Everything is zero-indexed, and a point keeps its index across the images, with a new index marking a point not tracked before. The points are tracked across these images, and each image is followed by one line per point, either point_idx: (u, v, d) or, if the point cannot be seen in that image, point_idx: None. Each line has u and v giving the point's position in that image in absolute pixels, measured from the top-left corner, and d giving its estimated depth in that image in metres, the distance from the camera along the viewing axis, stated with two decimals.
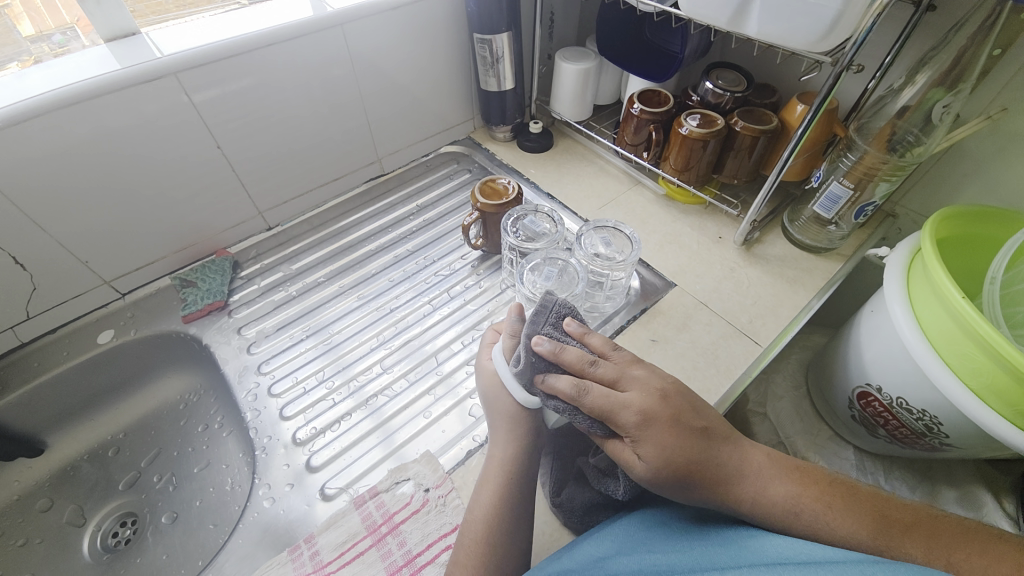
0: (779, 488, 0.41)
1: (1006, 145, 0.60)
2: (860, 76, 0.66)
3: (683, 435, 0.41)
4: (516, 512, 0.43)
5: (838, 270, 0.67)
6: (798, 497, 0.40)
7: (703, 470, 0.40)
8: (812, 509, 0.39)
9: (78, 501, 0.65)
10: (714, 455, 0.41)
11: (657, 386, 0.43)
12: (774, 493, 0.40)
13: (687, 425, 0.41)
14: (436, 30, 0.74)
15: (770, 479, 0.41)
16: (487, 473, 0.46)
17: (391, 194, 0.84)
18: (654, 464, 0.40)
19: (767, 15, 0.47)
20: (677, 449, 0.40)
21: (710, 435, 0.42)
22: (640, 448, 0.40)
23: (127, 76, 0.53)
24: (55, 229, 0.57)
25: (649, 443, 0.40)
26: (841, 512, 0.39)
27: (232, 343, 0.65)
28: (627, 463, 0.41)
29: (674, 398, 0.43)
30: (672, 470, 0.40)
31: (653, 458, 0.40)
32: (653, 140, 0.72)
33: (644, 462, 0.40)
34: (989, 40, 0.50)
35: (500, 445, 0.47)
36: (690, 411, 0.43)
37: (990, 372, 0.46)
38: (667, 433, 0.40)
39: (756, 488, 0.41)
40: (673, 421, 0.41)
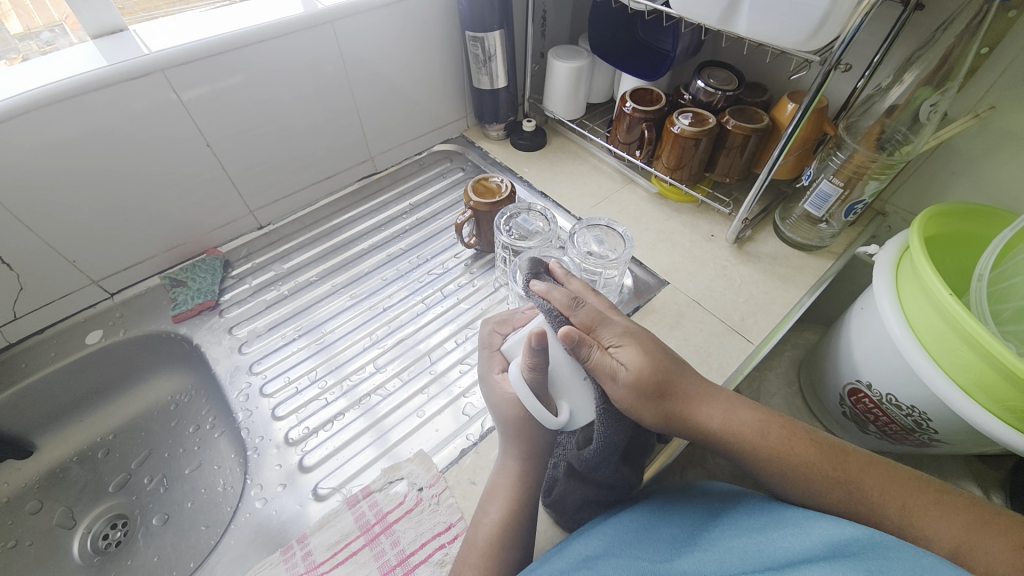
0: (746, 414, 0.43)
1: (993, 143, 0.61)
2: (850, 76, 0.67)
3: (661, 352, 0.44)
4: (528, 515, 0.43)
5: (829, 268, 0.67)
6: (761, 422, 0.43)
7: (677, 383, 0.43)
8: (775, 435, 0.42)
9: (68, 503, 0.64)
10: (685, 375, 0.44)
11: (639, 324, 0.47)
12: (739, 416, 0.43)
13: (665, 349, 0.45)
14: (428, 27, 0.74)
15: (737, 405, 0.44)
16: (497, 484, 0.45)
17: (384, 193, 0.84)
18: (636, 369, 0.41)
19: (758, 14, 0.47)
20: (656, 361, 0.42)
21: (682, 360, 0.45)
22: (624, 355, 0.42)
23: (113, 73, 0.52)
24: (42, 228, 0.56)
25: (630, 350, 0.42)
26: (801, 442, 0.42)
27: (223, 343, 0.64)
28: (610, 369, 0.41)
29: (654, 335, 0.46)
30: (651, 378, 0.41)
31: (634, 365, 0.41)
32: (646, 138, 0.72)
33: (625, 367, 0.41)
34: (976, 38, 0.51)
35: (512, 457, 0.46)
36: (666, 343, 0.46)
37: (979, 370, 0.47)
38: (648, 347, 0.43)
39: (724, 409, 0.43)
40: (653, 341, 0.44)
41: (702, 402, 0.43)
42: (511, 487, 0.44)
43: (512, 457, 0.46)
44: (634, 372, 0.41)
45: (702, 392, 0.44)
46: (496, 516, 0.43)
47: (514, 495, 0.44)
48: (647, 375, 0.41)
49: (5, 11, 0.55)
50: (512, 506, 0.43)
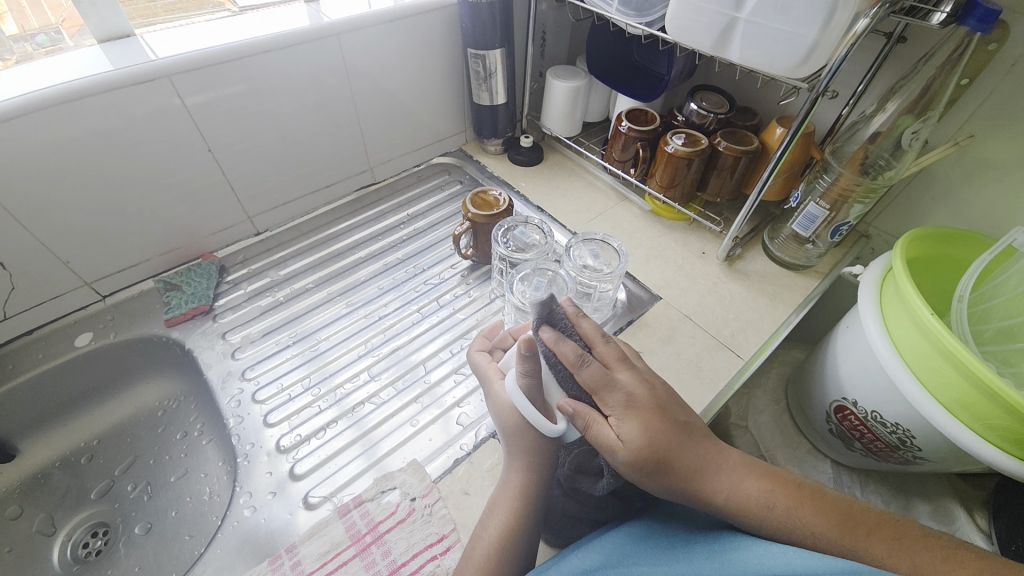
0: (753, 485, 0.41)
1: (971, 171, 0.64)
2: (835, 103, 0.70)
3: (669, 425, 0.41)
4: (529, 535, 0.43)
5: (816, 287, 0.69)
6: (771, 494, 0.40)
7: (685, 461, 0.40)
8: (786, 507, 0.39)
9: (48, 510, 0.62)
10: (694, 451, 0.41)
11: (648, 376, 0.45)
12: (748, 489, 0.41)
13: (671, 414, 0.42)
14: (431, 43, 0.76)
15: (743, 475, 0.42)
16: (499, 498, 0.44)
17: (382, 203, 0.84)
18: (640, 450, 0.40)
19: (749, 42, 0.50)
20: (661, 438, 0.40)
21: (692, 428, 0.43)
22: (624, 430, 0.40)
23: (119, 77, 0.53)
24: (38, 228, 0.56)
25: (632, 426, 0.40)
26: (810, 510, 0.39)
27: (216, 348, 0.64)
28: (609, 446, 0.40)
29: (662, 392, 0.43)
30: (654, 456, 0.40)
31: (631, 442, 0.40)
32: (640, 157, 0.74)
33: (627, 446, 0.40)
34: (956, 70, 0.54)
35: (517, 473, 0.45)
36: (677, 404, 0.43)
37: (960, 388, 0.48)
38: (652, 420, 0.41)
39: (731, 483, 0.41)
40: (660, 410, 0.41)
41: (709, 479, 0.41)
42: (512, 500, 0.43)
43: (516, 471, 0.46)
44: (630, 456, 0.40)
45: (709, 468, 0.41)
46: (495, 530, 0.42)
47: (515, 511, 0.43)
48: (648, 459, 0.40)
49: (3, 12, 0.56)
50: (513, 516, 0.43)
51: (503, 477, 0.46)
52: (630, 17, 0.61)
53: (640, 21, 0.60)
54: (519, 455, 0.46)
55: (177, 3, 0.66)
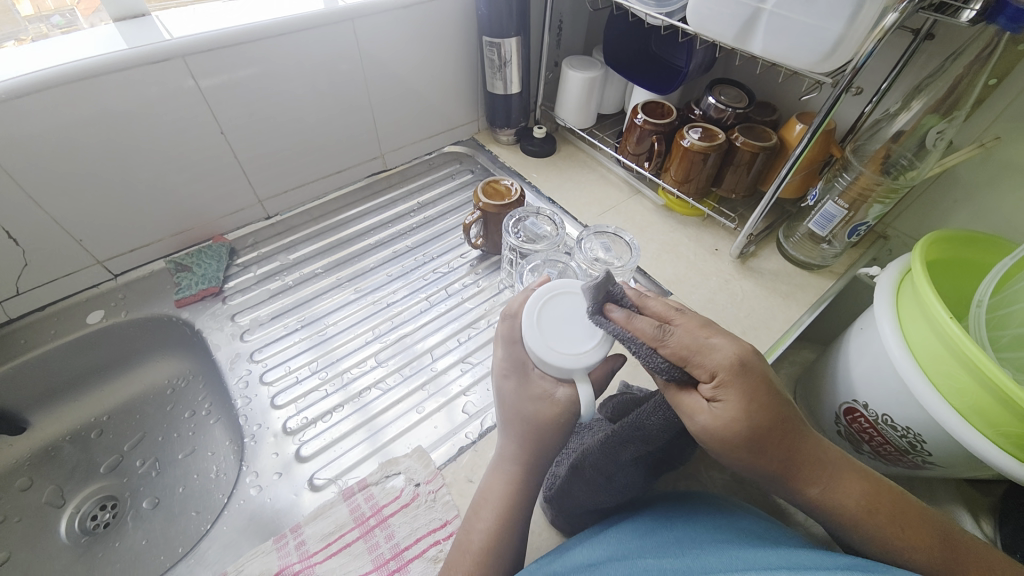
0: (853, 487, 0.41)
1: (995, 173, 0.63)
2: (858, 100, 0.68)
3: (773, 397, 0.37)
4: (519, 525, 0.42)
5: (830, 288, 0.68)
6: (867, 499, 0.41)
7: (786, 442, 0.38)
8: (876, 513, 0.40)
9: (58, 482, 0.63)
10: (800, 436, 0.39)
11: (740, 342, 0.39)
12: (848, 491, 0.41)
13: (777, 391, 0.38)
14: (447, 29, 0.75)
15: (848, 478, 0.41)
16: (491, 489, 0.44)
17: (393, 190, 0.84)
18: (740, 420, 0.35)
19: (773, 33, 0.48)
20: (765, 410, 0.36)
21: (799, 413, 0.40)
22: (722, 403, 0.36)
23: (135, 56, 0.53)
24: (52, 203, 0.56)
25: (737, 393, 0.36)
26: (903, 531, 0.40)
27: (225, 329, 0.64)
28: (693, 411, 0.36)
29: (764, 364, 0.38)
30: (758, 432, 0.36)
31: (728, 413, 0.36)
32: (655, 150, 0.73)
33: (726, 413, 0.36)
34: (985, 70, 0.52)
35: (509, 461, 0.45)
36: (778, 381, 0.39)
37: (975, 394, 0.47)
38: (757, 387, 0.36)
39: (831, 482, 0.40)
40: (764, 378, 0.37)
41: (813, 471, 0.40)
42: (504, 492, 0.43)
43: (509, 461, 0.45)
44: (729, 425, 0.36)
45: (819, 463, 0.39)
46: (488, 524, 0.41)
47: (502, 505, 0.42)
48: (746, 427, 0.36)
49: None
50: (503, 510, 0.42)
51: (496, 465, 0.45)
52: (650, 7, 0.59)
53: (660, 11, 0.59)
54: (516, 448, 0.45)
55: None
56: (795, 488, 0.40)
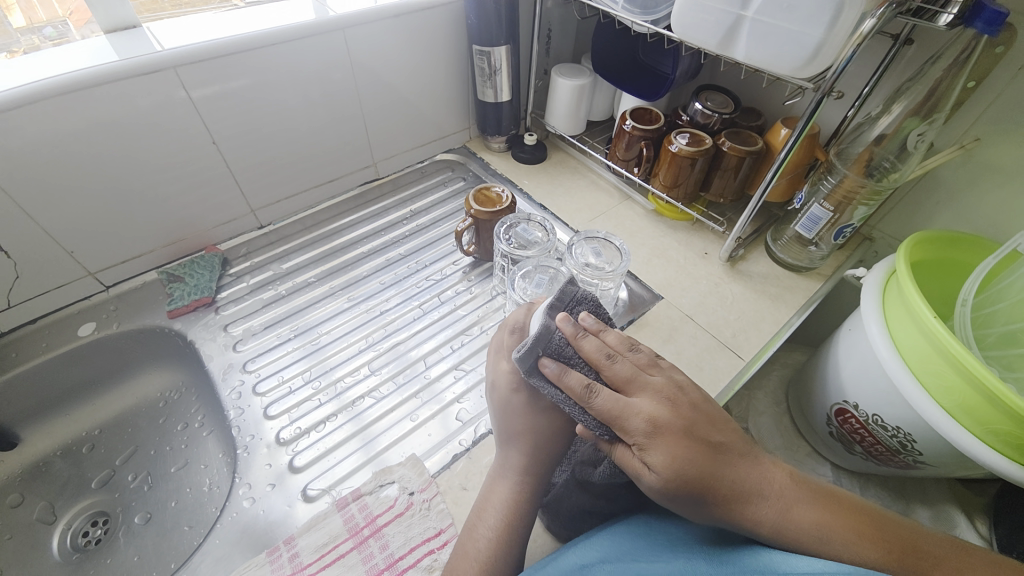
0: (805, 513, 0.37)
1: (977, 174, 0.64)
2: (840, 104, 0.69)
3: (697, 445, 0.37)
4: (520, 533, 0.43)
5: (818, 289, 0.69)
6: (827, 523, 0.37)
7: (720, 483, 0.36)
8: (841, 537, 0.36)
9: (49, 498, 0.62)
10: (729, 464, 0.38)
11: (668, 392, 0.39)
12: (800, 517, 0.37)
13: (701, 438, 0.37)
14: (437, 38, 0.76)
15: (794, 501, 0.38)
16: (490, 495, 0.45)
17: (385, 199, 0.84)
18: (665, 477, 0.36)
19: (756, 40, 0.49)
20: (691, 462, 0.36)
21: (725, 444, 0.38)
22: (648, 460, 0.36)
23: (126, 68, 0.53)
24: (42, 215, 0.56)
25: (658, 451, 0.36)
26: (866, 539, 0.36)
27: (217, 340, 0.64)
28: (635, 472, 0.37)
29: (689, 407, 0.39)
30: (686, 483, 0.36)
31: (661, 469, 0.36)
32: (644, 156, 0.74)
33: (653, 471, 0.36)
34: (963, 73, 0.53)
35: (509, 471, 0.45)
36: (706, 423, 0.39)
37: (962, 392, 0.48)
38: (677, 442, 0.36)
39: (778, 511, 0.37)
40: (685, 431, 0.37)
41: (754, 496, 0.37)
42: (506, 500, 0.44)
43: (511, 470, 0.45)
44: (664, 477, 0.36)
45: (753, 487, 0.37)
46: (489, 531, 0.42)
47: (506, 512, 0.43)
48: (681, 475, 0.36)
49: (9, 4, 0.56)
50: (507, 517, 0.43)
51: (496, 474, 0.46)
52: (635, 15, 0.60)
53: (646, 19, 0.60)
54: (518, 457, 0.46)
55: None
56: (746, 516, 0.37)
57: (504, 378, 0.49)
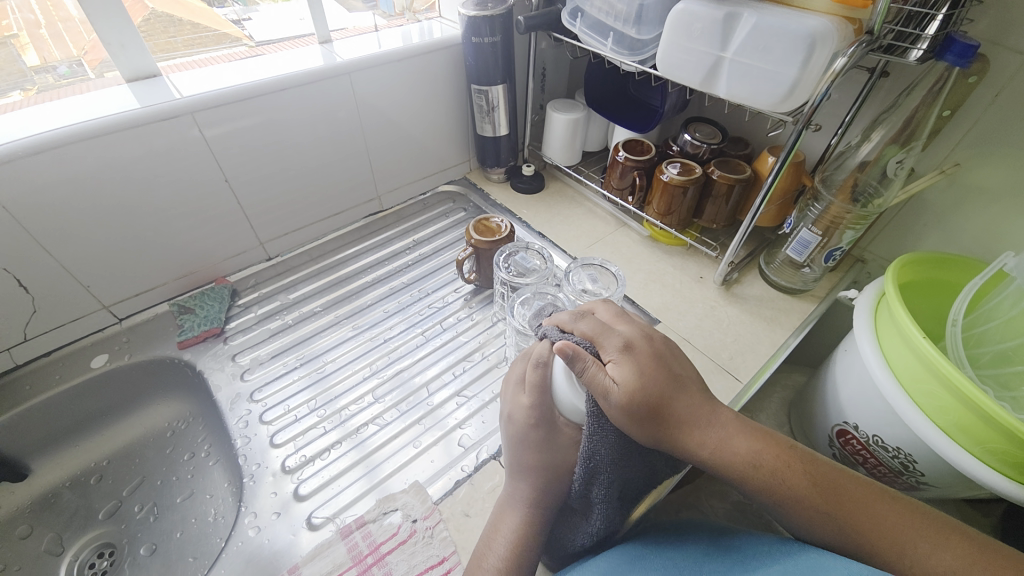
0: (742, 442, 0.41)
1: (960, 197, 0.66)
2: (823, 134, 0.73)
3: (658, 371, 0.43)
4: (527, 566, 0.44)
5: (813, 311, 0.70)
6: (760, 453, 0.41)
7: (669, 407, 0.41)
8: (771, 465, 0.40)
9: (57, 530, 0.63)
10: (680, 394, 0.43)
11: (648, 331, 0.47)
12: (737, 445, 0.41)
13: (664, 366, 0.44)
14: (437, 78, 0.80)
15: (734, 433, 0.42)
16: (498, 524, 0.46)
17: (389, 229, 0.87)
18: (626, 388, 0.41)
19: (735, 78, 0.53)
20: (650, 379, 0.42)
21: (680, 377, 0.44)
22: (615, 373, 0.42)
23: (146, 114, 0.57)
24: (60, 251, 0.59)
25: (625, 366, 0.42)
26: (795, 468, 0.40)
27: (226, 369, 0.66)
28: (602, 389, 0.41)
29: (660, 343, 0.46)
30: (642, 400, 0.41)
31: (625, 384, 0.41)
32: (637, 185, 0.77)
33: (618, 386, 0.41)
34: (937, 103, 0.56)
35: (517, 506, 0.46)
36: (670, 357, 0.45)
37: (957, 412, 0.49)
38: (642, 362, 0.43)
39: (718, 439, 0.41)
40: (653, 356, 0.44)
41: (697, 425, 0.42)
42: (516, 532, 0.44)
43: (519, 503, 0.46)
44: (624, 394, 0.41)
45: (699, 418, 0.42)
46: (497, 560, 0.43)
47: (514, 542, 0.44)
48: (638, 391, 0.41)
49: (25, 43, 0.59)
50: (515, 549, 0.43)
51: (504, 507, 0.47)
52: (623, 55, 0.64)
53: (633, 59, 0.63)
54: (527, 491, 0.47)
55: (197, 39, 0.69)
56: (687, 441, 0.41)
57: (521, 413, 0.49)
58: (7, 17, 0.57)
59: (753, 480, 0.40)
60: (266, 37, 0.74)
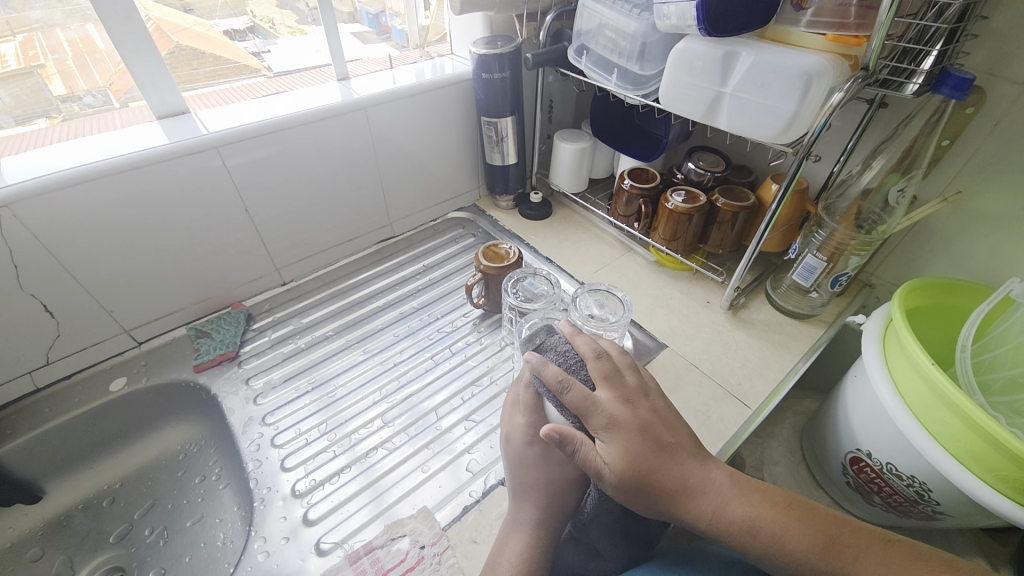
0: (738, 509, 0.41)
1: (965, 224, 0.67)
2: (825, 163, 0.74)
3: (648, 444, 0.42)
4: None
5: (821, 336, 0.70)
6: (755, 518, 0.40)
7: (662, 479, 0.41)
8: (767, 529, 0.40)
9: (68, 553, 0.64)
10: (674, 464, 0.42)
11: (633, 395, 0.45)
12: (732, 513, 0.41)
13: (653, 435, 0.43)
14: (449, 111, 0.83)
15: (728, 497, 0.41)
16: (504, 545, 0.46)
17: (400, 255, 0.90)
18: (616, 469, 0.41)
19: (735, 110, 0.55)
20: (640, 457, 0.41)
21: (673, 446, 0.43)
22: (605, 451, 0.42)
23: (174, 148, 0.60)
24: (86, 276, 0.61)
25: (614, 445, 0.42)
26: (794, 531, 0.39)
27: (239, 393, 0.67)
28: (594, 470, 0.42)
29: (648, 412, 0.44)
30: (633, 478, 0.41)
31: (615, 465, 0.41)
32: (643, 212, 0.79)
33: (608, 467, 0.41)
34: (936, 132, 0.57)
35: (522, 527, 0.47)
36: (661, 424, 0.44)
37: (968, 438, 0.48)
38: (632, 440, 0.42)
39: (713, 507, 0.41)
40: (641, 431, 0.42)
41: (693, 494, 0.41)
42: (521, 555, 0.45)
43: (524, 525, 0.47)
44: (616, 472, 0.41)
45: (693, 487, 0.41)
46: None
47: (521, 564, 0.44)
48: (629, 471, 0.41)
49: (51, 74, 0.61)
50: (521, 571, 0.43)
51: (508, 531, 0.47)
52: (628, 90, 0.66)
53: (637, 93, 0.65)
54: (531, 512, 0.48)
55: (219, 70, 0.72)
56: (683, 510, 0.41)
57: (519, 432, 0.52)
58: (35, 48, 0.59)
59: (751, 546, 0.40)
60: (284, 67, 0.78)
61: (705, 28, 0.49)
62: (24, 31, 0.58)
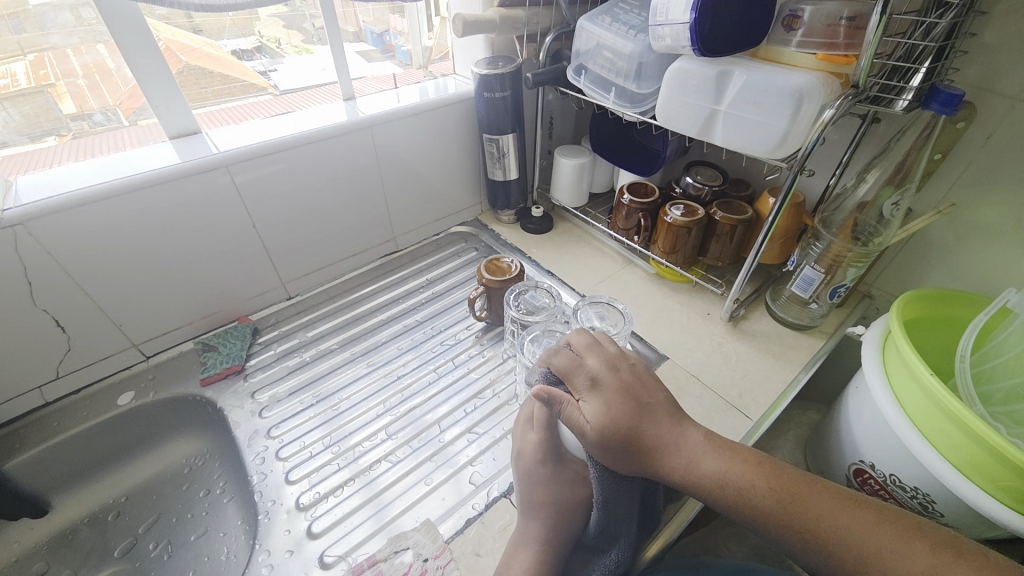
0: (710, 463, 0.42)
1: (960, 235, 0.67)
2: (820, 176, 0.76)
3: (627, 402, 0.45)
4: None
5: (822, 347, 0.71)
6: (728, 471, 0.41)
7: (639, 434, 0.43)
8: (736, 483, 0.41)
9: (72, 567, 0.64)
10: (649, 421, 0.44)
11: (616, 361, 0.49)
12: (704, 467, 0.42)
13: (632, 394, 0.46)
14: (451, 128, 0.85)
15: (701, 453, 0.42)
16: (511, 559, 0.46)
17: (403, 269, 0.91)
18: (596, 425, 0.44)
19: (730, 127, 0.56)
20: (619, 413, 0.44)
21: (648, 404, 0.45)
22: (588, 409, 0.45)
23: (184, 167, 0.62)
24: (96, 292, 0.62)
25: (594, 402, 0.45)
26: (763, 486, 0.40)
27: (245, 407, 0.68)
28: (577, 426, 0.45)
29: (628, 373, 0.48)
30: (612, 433, 0.44)
31: (595, 420, 0.44)
32: (643, 226, 0.80)
33: (589, 422, 0.45)
34: (927, 147, 0.58)
35: (529, 543, 0.47)
36: (639, 385, 0.47)
37: (969, 448, 0.48)
38: (611, 396, 0.45)
39: (686, 462, 0.42)
40: (621, 389, 0.46)
41: (666, 449, 0.43)
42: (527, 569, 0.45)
43: (531, 540, 0.47)
44: (595, 427, 0.44)
45: (666, 442, 0.43)
46: None
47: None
48: (606, 424, 0.44)
49: (63, 93, 0.63)
50: None
51: (516, 546, 0.47)
52: (625, 107, 0.67)
53: (635, 110, 0.67)
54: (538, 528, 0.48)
55: (227, 89, 0.74)
56: (657, 465, 0.43)
57: (531, 449, 0.53)
58: (46, 68, 0.61)
59: (723, 500, 0.41)
60: (290, 86, 0.80)
61: (699, 48, 0.51)
62: (36, 51, 0.60)
